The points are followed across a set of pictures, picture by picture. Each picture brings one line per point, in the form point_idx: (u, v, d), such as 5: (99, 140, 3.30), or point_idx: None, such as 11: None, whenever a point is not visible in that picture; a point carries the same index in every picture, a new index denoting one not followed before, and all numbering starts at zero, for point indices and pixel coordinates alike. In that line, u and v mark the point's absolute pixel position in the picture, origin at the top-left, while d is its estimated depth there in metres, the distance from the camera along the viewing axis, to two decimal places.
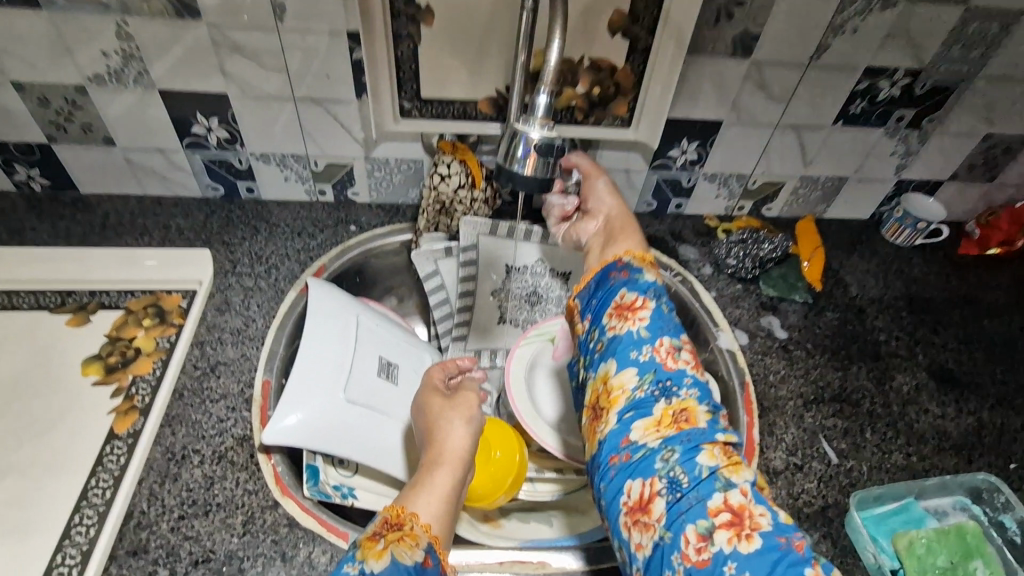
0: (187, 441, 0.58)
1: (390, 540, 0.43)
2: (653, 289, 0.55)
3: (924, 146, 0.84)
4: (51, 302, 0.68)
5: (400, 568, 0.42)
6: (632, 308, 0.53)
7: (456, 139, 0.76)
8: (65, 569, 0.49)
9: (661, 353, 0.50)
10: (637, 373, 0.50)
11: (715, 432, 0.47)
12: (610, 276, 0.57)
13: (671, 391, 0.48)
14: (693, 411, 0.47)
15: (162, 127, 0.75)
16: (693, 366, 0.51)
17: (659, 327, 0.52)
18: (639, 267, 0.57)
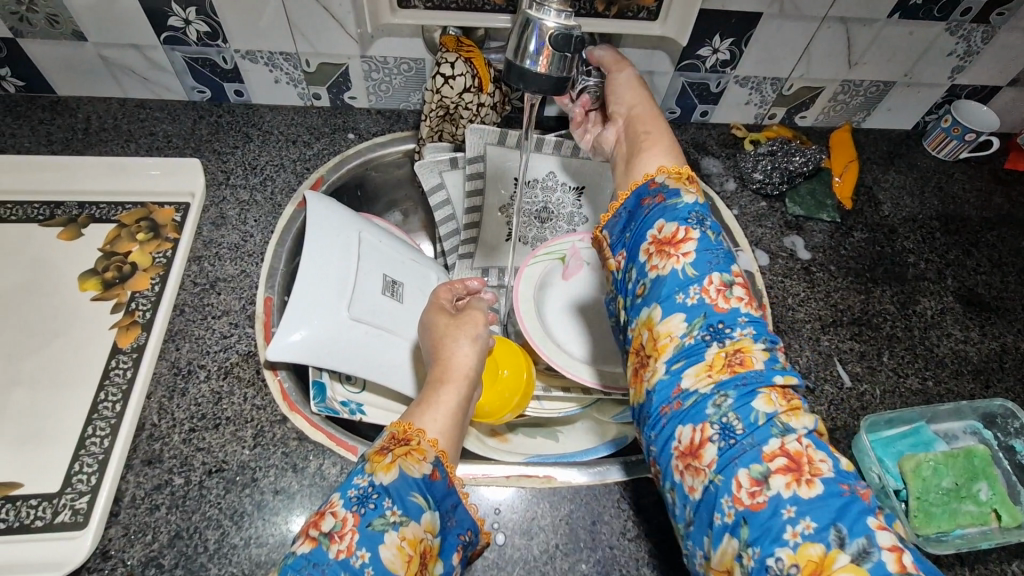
0: (192, 356, 0.57)
1: (398, 454, 0.43)
2: (698, 214, 0.44)
3: (988, 44, 0.74)
4: (40, 214, 0.65)
5: (408, 481, 0.41)
6: (675, 242, 0.43)
7: (461, 34, 0.68)
8: (85, 477, 0.49)
9: (711, 292, 0.41)
10: (686, 318, 0.41)
11: (773, 375, 0.39)
12: (643, 202, 0.47)
13: (724, 333, 0.40)
14: (749, 351, 0.40)
15: (135, 19, 0.67)
16: (748, 304, 0.42)
17: (707, 261, 0.42)
18: (673, 188, 0.46)
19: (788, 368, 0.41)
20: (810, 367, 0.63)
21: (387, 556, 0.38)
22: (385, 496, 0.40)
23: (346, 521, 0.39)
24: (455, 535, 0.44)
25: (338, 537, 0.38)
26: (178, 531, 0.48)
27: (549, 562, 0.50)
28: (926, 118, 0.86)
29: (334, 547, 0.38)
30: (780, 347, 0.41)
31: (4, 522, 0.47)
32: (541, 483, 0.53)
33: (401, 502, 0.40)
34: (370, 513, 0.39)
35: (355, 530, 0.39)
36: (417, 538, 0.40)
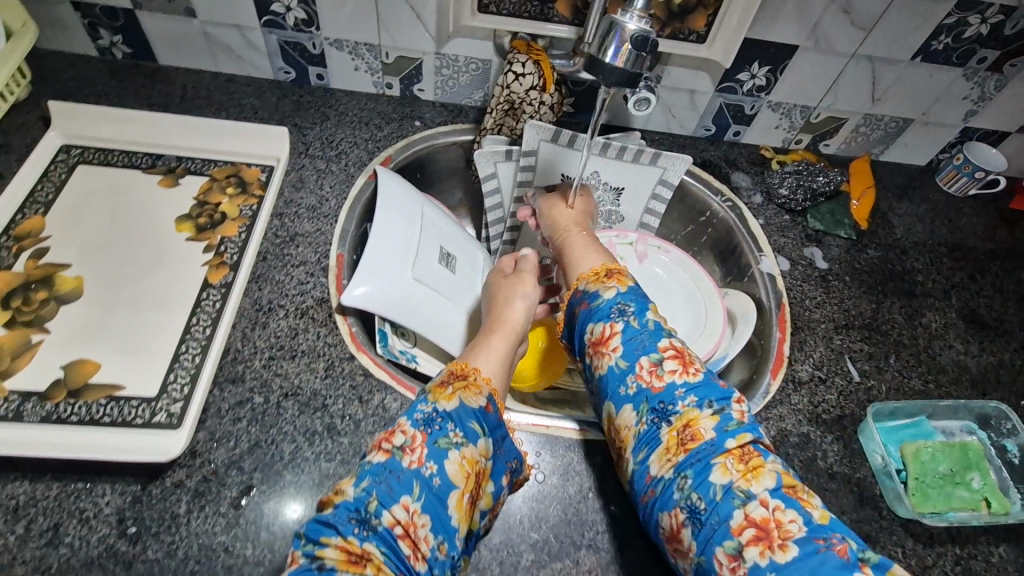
0: (272, 296, 0.64)
1: (457, 388, 0.49)
2: (620, 305, 0.53)
3: (1000, 92, 0.82)
4: (142, 162, 0.73)
5: (468, 409, 0.48)
6: (604, 341, 0.52)
7: (529, 40, 0.77)
8: (178, 386, 0.56)
9: (645, 376, 0.49)
10: (633, 407, 0.48)
11: (724, 440, 0.44)
12: (574, 309, 0.57)
13: (669, 411, 0.47)
14: (697, 424, 0.45)
15: (244, 3, 0.76)
16: (683, 373, 0.48)
17: (635, 348, 0.50)
18: (593, 291, 0.56)
19: (745, 422, 0.45)
20: (823, 361, 0.69)
21: (452, 470, 0.44)
22: (449, 420, 0.46)
23: (414, 437, 0.45)
24: (500, 464, 0.50)
25: (410, 450, 0.44)
26: (257, 441, 0.54)
27: (581, 501, 0.56)
28: (939, 156, 0.93)
29: (406, 458, 0.43)
30: (732, 404, 0.46)
31: (109, 416, 0.53)
32: (574, 435, 0.59)
33: (462, 426, 0.46)
34: (436, 433, 0.45)
35: (424, 445, 0.44)
36: (476, 458, 0.46)
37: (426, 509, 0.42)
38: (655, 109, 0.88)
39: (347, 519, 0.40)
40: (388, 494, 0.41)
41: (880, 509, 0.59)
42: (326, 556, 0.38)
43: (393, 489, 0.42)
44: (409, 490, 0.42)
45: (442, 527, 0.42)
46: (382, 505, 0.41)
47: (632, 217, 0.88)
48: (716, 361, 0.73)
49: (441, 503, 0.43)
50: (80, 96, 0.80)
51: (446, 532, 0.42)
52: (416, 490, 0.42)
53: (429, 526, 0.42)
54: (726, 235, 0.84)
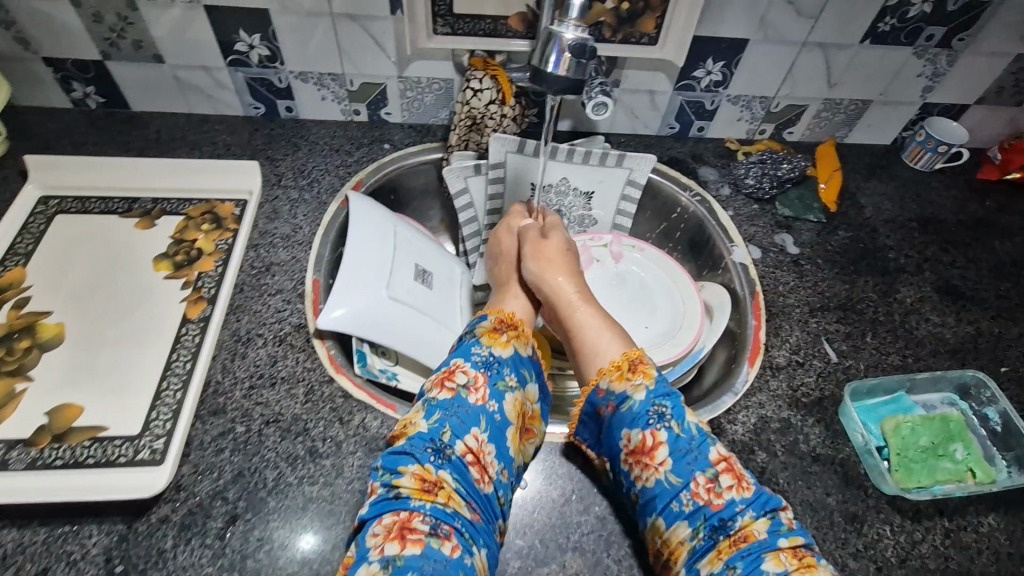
0: (250, 326, 0.65)
1: (510, 338, 0.58)
2: (657, 408, 0.53)
3: (953, 66, 0.84)
4: (118, 207, 0.74)
5: (520, 358, 0.57)
6: (648, 451, 0.52)
7: (487, 56, 0.79)
8: (161, 422, 0.57)
9: (701, 493, 0.49)
10: (689, 524, 0.49)
11: (778, 539, 0.47)
12: (600, 411, 0.56)
13: (727, 526, 0.48)
14: (751, 528, 0.47)
15: (208, 45, 0.78)
16: (739, 488, 0.49)
17: (685, 463, 0.50)
18: (620, 392, 0.55)
19: (794, 527, 0.49)
20: (799, 344, 0.70)
21: (510, 409, 0.53)
22: (505, 365, 0.55)
23: (477, 378, 0.52)
24: (545, 402, 0.60)
25: (474, 389, 0.52)
26: (240, 470, 0.55)
27: (565, 503, 0.57)
28: (903, 134, 0.95)
29: (472, 395, 0.51)
30: (782, 511, 0.49)
31: (93, 457, 0.54)
32: (558, 438, 0.61)
33: (516, 372, 0.55)
34: (495, 376, 0.53)
35: (486, 385, 0.52)
36: (524, 402, 0.55)
37: (491, 439, 0.51)
38: (618, 112, 0.90)
39: (423, 449, 0.48)
40: (459, 425, 0.50)
41: (865, 487, 0.59)
42: (402, 485, 0.46)
43: (463, 421, 0.50)
44: (477, 423, 0.50)
45: (504, 455, 0.51)
46: (455, 436, 0.49)
47: (606, 219, 0.89)
48: (695, 354, 0.74)
49: (503, 434, 0.51)
50: (57, 147, 0.82)
51: (507, 460, 0.51)
52: (483, 423, 0.51)
53: (494, 454, 0.50)
54: (698, 229, 0.85)
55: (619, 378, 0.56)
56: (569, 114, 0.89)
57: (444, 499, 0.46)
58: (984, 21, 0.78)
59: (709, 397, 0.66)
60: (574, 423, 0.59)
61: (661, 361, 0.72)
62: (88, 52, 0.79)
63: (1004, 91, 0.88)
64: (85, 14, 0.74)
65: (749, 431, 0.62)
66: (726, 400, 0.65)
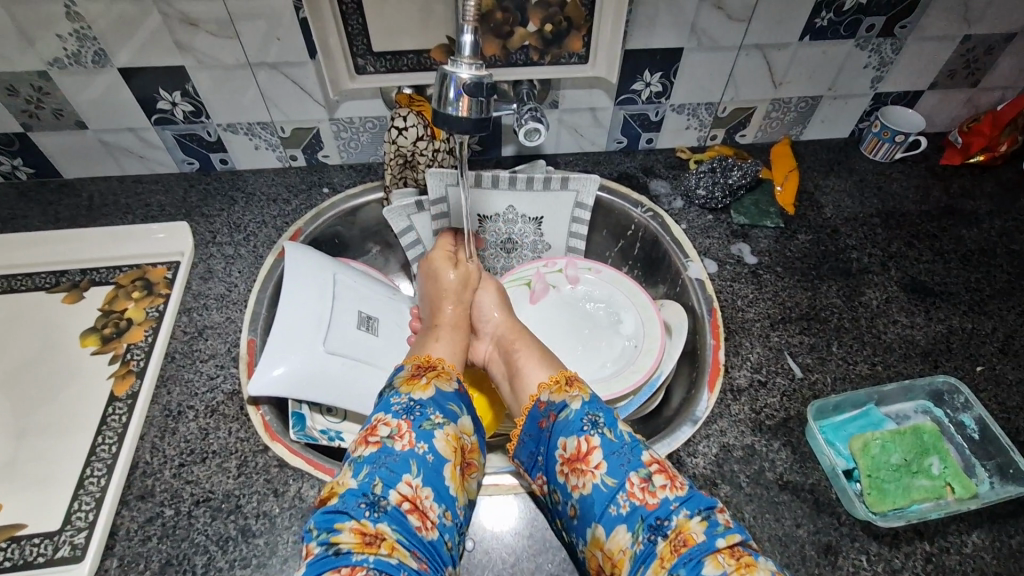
0: (181, 398, 0.62)
1: (430, 377, 0.55)
2: (590, 416, 0.52)
3: (899, 54, 0.81)
4: (46, 282, 0.73)
5: (444, 393, 0.54)
6: (583, 457, 0.49)
7: (414, 91, 0.75)
8: (83, 513, 0.54)
9: (637, 493, 0.47)
10: (628, 527, 0.46)
11: (715, 540, 0.44)
12: (540, 423, 0.54)
13: (664, 526, 0.45)
14: (689, 529, 0.45)
15: (129, 107, 0.76)
16: (673, 488, 0.47)
17: (619, 464, 0.48)
18: (559, 402, 0.53)
19: (731, 526, 0.46)
20: (761, 362, 0.67)
21: (442, 446, 0.49)
22: (428, 404, 0.51)
23: (401, 425, 0.49)
24: (482, 431, 0.57)
25: (399, 436, 0.49)
26: (169, 558, 0.52)
27: (515, 564, 0.53)
28: (859, 126, 0.92)
29: (398, 443, 0.48)
30: (718, 511, 0.47)
31: (11, 559, 0.52)
32: (509, 490, 0.57)
33: (443, 408, 0.52)
34: (419, 419, 0.50)
35: (412, 429, 0.49)
36: (460, 434, 0.51)
37: (427, 482, 0.47)
38: (561, 133, 0.87)
39: (357, 505, 0.44)
40: (390, 476, 0.46)
41: (838, 514, 0.55)
42: (341, 541, 0.42)
43: (394, 471, 0.47)
44: (409, 469, 0.47)
45: (444, 497, 0.48)
46: (387, 487, 0.46)
47: (558, 243, 0.86)
48: (654, 381, 0.70)
49: (440, 474, 0.48)
50: None
51: (449, 500, 0.48)
52: (415, 468, 0.47)
53: (433, 497, 0.47)
54: (653, 245, 0.82)
55: (556, 391, 0.55)
56: (512, 140, 0.86)
57: (387, 550, 0.43)
58: (924, 6, 0.76)
59: (669, 427, 0.63)
60: (514, 442, 0.57)
61: (620, 392, 0.68)
62: (9, 126, 0.77)
63: (956, 74, 0.85)
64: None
65: (711, 463, 0.59)
66: (685, 431, 0.61)
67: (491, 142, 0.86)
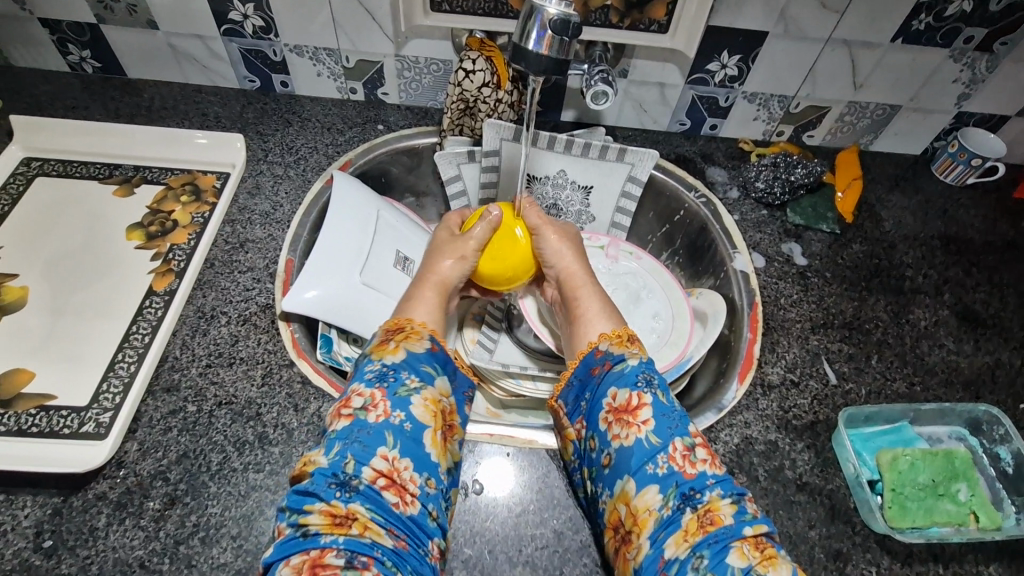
0: (216, 303, 0.63)
1: (399, 341, 0.53)
2: (645, 375, 0.52)
3: (993, 73, 0.77)
4: (100, 173, 0.74)
5: (415, 355, 0.52)
6: (632, 410, 0.50)
7: (484, 37, 0.74)
8: (110, 395, 0.56)
9: (677, 458, 0.47)
10: (660, 489, 0.46)
11: (742, 527, 0.43)
12: (593, 371, 0.55)
13: (696, 498, 0.45)
14: (719, 509, 0.44)
15: (202, 13, 0.76)
16: (712, 464, 0.47)
17: (666, 427, 0.49)
18: (617, 354, 0.54)
19: (758, 517, 0.45)
20: (796, 363, 0.65)
21: (419, 413, 0.49)
22: (401, 369, 0.51)
23: (373, 395, 0.48)
24: (461, 394, 0.56)
25: (372, 407, 0.48)
26: (186, 451, 0.53)
27: (522, 514, 0.53)
28: (935, 145, 0.88)
29: (371, 415, 0.47)
30: (749, 499, 0.46)
31: (37, 426, 0.54)
32: (523, 444, 0.57)
33: (416, 371, 0.51)
34: (392, 386, 0.49)
35: (385, 398, 0.48)
36: (436, 398, 0.51)
37: (404, 453, 0.46)
38: (624, 105, 0.85)
39: (326, 485, 0.43)
40: (362, 451, 0.45)
41: (853, 524, 0.54)
42: (310, 523, 0.42)
43: (366, 445, 0.46)
44: (383, 441, 0.46)
45: (424, 466, 0.47)
46: (360, 464, 0.45)
47: (603, 217, 0.84)
48: (683, 363, 0.68)
49: (417, 443, 0.47)
50: (48, 110, 0.81)
51: (429, 469, 0.47)
52: (390, 440, 0.47)
53: (411, 468, 0.46)
54: (701, 232, 0.80)
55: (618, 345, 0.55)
56: (573, 104, 0.84)
57: (359, 530, 0.42)
58: None
59: (692, 411, 0.62)
60: (560, 384, 0.58)
61: None
62: (84, 15, 0.78)
63: None
64: None
65: (731, 452, 0.58)
66: (708, 417, 0.60)
67: (552, 104, 0.85)
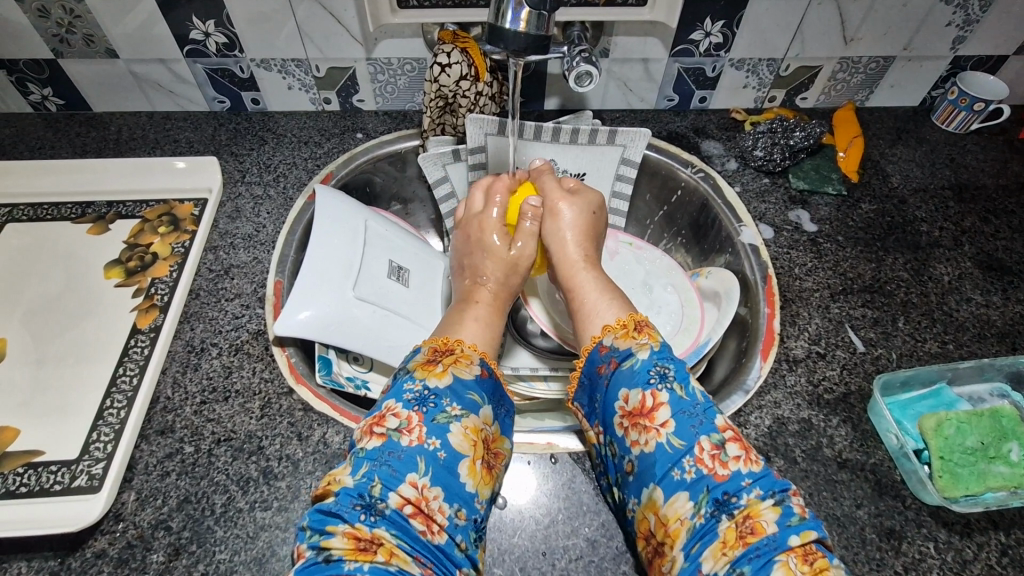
0: (205, 335, 0.60)
1: (447, 363, 0.48)
2: (659, 368, 0.48)
3: (987, 12, 0.73)
4: (72, 213, 0.71)
5: (463, 382, 0.48)
6: (647, 412, 0.46)
7: (458, 29, 0.70)
8: (101, 444, 0.52)
9: (706, 460, 0.43)
10: (689, 496, 0.43)
11: (788, 536, 0.40)
12: (600, 370, 0.51)
13: (731, 503, 0.42)
14: (758, 516, 0.41)
15: (160, 36, 0.73)
16: (746, 461, 0.43)
17: (690, 426, 0.45)
18: (623, 349, 0.50)
19: (806, 518, 0.41)
20: (820, 333, 0.62)
21: (456, 441, 0.44)
22: (444, 395, 0.46)
23: (410, 418, 0.45)
24: (507, 417, 0.52)
25: (407, 431, 0.44)
26: (187, 496, 0.50)
27: (551, 525, 0.50)
28: (933, 93, 0.84)
29: (405, 437, 0.44)
30: (793, 496, 0.42)
31: (26, 485, 0.50)
32: (543, 450, 0.54)
33: (461, 399, 0.46)
34: (432, 410, 0.45)
35: (421, 424, 0.44)
36: (479, 427, 0.46)
37: (435, 482, 0.43)
38: (609, 85, 0.82)
39: (352, 507, 0.40)
40: (391, 476, 0.42)
41: (903, 497, 0.51)
42: (333, 546, 0.39)
43: (397, 470, 0.42)
44: (414, 467, 0.43)
45: (455, 496, 0.43)
46: (387, 489, 0.41)
47: None
48: (700, 347, 0.65)
49: (451, 473, 0.44)
50: (13, 153, 0.78)
51: (461, 500, 0.44)
52: (422, 466, 0.43)
53: (441, 498, 0.43)
54: (703, 209, 0.77)
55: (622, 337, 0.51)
56: (556, 91, 0.81)
57: (385, 557, 0.39)
58: None
59: (716, 396, 0.58)
60: (573, 385, 0.54)
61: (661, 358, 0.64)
62: (40, 51, 0.75)
63: None
64: (30, 10, 0.70)
65: (763, 435, 0.54)
66: (735, 400, 0.57)
67: (534, 93, 0.82)
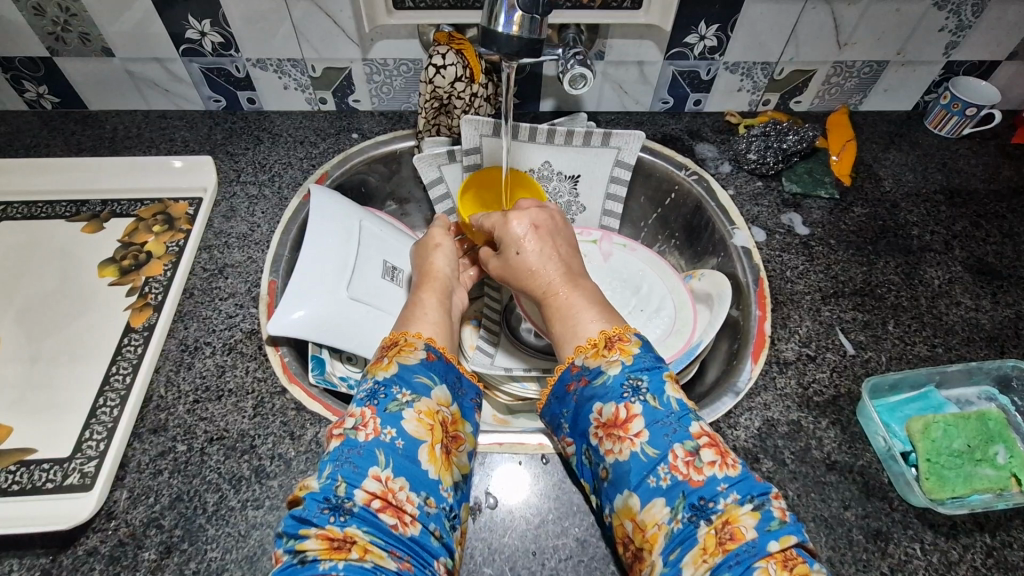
0: (199, 334, 0.60)
1: (392, 355, 0.49)
2: (631, 381, 0.47)
3: (980, 18, 0.74)
4: (67, 211, 0.71)
5: (409, 368, 0.48)
6: (621, 424, 0.46)
7: (453, 30, 0.71)
8: (94, 442, 0.52)
9: (680, 467, 0.43)
10: (666, 502, 0.43)
11: (766, 542, 0.40)
12: (570, 386, 0.51)
13: (708, 508, 0.42)
14: (736, 521, 0.41)
15: (156, 34, 0.73)
16: (723, 466, 0.43)
17: (663, 435, 0.45)
18: (594, 367, 0.49)
19: (787, 522, 0.41)
20: (811, 336, 0.62)
21: (412, 428, 0.45)
22: (392, 384, 0.47)
23: (364, 413, 0.45)
24: (467, 402, 0.52)
25: (363, 426, 0.44)
26: (179, 494, 0.50)
27: (542, 525, 0.50)
28: (926, 98, 0.85)
29: (362, 433, 0.44)
30: (772, 500, 0.42)
31: (18, 483, 0.51)
32: (535, 450, 0.54)
33: (409, 384, 0.47)
34: (383, 402, 0.46)
35: (375, 416, 0.45)
36: (433, 409, 0.47)
37: (398, 472, 0.43)
38: (604, 87, 0.82)
39: (319, 510, 0.40)
40: (354, 472, 0.42)
41: (890, 499, 0.51)
42: (307, 549, 0.39)
43: (358, 465, 0.42)
44: (375, 461, 0.43)
45: (422, 484, 0.43)
46: (352, 486, 0.41)
47: (595, 206, 0.81)
48: (692, 349, 0.65)
49: (412, 461, 0.44)
50: (8, 151, 0.78)
51: (428, 487, 0.44)
52: (382, 458, 0.43)
53: (407, 487, 0.43)
54: (697, 212, 0.77)
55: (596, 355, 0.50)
56: (551, 92, 0.82)
57: (359, 553, 0.39)
58: None
59: (707, 398, 0.59)
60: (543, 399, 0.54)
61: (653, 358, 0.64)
62: (35, 49, 0.75)
63: None
64: (26, 8, 0.70)
65: (753, 437, 0.55)
66: (726, 402, 0.57)
67: (529, 94, 0.82)
